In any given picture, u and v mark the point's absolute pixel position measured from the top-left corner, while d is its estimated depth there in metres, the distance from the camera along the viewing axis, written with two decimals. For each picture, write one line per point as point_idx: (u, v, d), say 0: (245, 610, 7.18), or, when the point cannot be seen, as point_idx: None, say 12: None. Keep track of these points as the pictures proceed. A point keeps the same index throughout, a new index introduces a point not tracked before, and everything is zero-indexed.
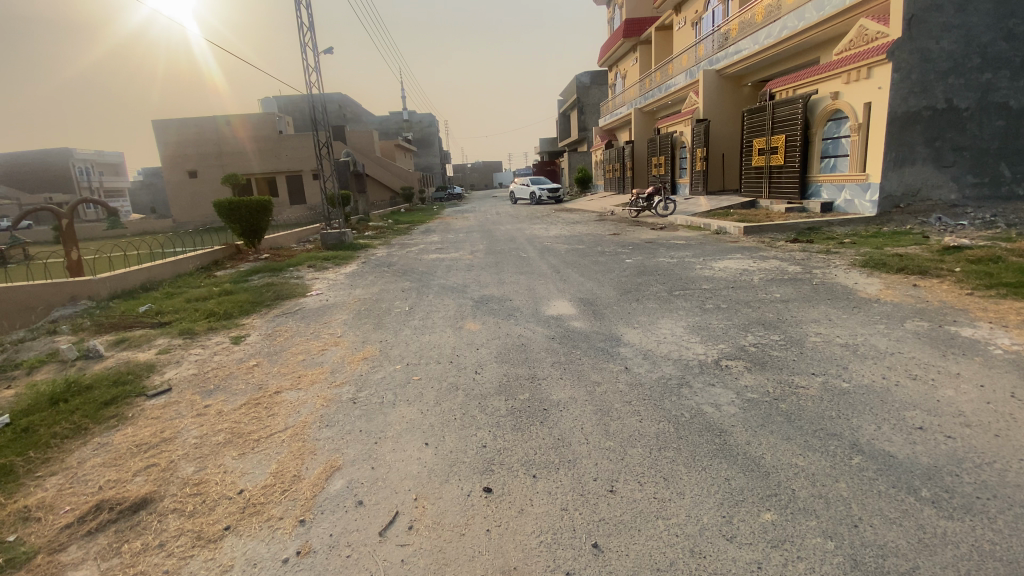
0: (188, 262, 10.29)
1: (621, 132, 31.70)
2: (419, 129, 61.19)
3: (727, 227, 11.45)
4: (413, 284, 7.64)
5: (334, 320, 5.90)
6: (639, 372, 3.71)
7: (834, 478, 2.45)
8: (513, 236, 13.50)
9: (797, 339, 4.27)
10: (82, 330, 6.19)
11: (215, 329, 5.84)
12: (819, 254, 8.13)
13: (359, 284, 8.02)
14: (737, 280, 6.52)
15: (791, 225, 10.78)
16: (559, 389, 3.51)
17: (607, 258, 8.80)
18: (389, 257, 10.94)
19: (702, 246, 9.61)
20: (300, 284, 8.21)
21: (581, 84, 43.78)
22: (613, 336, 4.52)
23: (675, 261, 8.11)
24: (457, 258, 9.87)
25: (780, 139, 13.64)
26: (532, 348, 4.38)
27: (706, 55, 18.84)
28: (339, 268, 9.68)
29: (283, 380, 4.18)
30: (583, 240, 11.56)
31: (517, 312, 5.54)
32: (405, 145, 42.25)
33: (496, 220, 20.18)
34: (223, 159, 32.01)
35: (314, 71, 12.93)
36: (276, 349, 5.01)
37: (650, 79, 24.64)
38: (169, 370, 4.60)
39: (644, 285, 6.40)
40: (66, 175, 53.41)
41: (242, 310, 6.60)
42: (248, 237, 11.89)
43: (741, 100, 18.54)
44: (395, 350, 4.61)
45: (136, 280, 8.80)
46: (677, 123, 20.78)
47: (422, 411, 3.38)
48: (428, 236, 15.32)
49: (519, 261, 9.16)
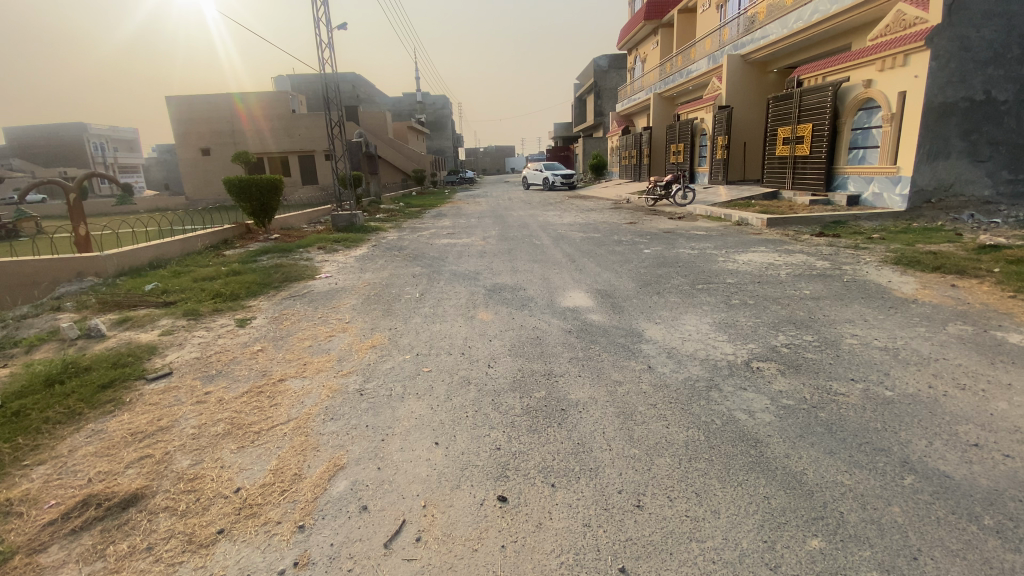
0: (198, 240, 10.16)
1: (639, 119, 31.02)
2: (433, 111, 60.60)
3: (749, 219, 11.08)
4: (424, 269, 7.44)
5: (343, 305, 5.72)
6: (663, 372, 3.47)
7: (885, 501, 2.22)
8: (526, 223, 13.20)
9: (831, 341, 3.99)
10: (87, 307, 6.07)
11: (221, 310, 5.69)
12: (847, 249, 7.78)
13: (369, 268, 7.82)
14: (762, 275, 6.23)
15: (816, 219, 10.39)
16: (577, 388, 3.28)
17: (624, 247, 8.52)
18: (400, 241, 10.73)
19: (722, 238, 9.28)
20: (309, 266, 8.03)
21: (599, 68, 42.81)
22: (634, 331, 4.28)
23: (696, 252, 7.81)
24: (470, 244, 9.64)
25: (807, 128, 13.13)
26: (548, 342, 4.15)
27: (731, 39, 18.19)
28: (349, 251, 9.49)
29: (288, 367, 4.00)
30: (599, 228, 11.26)
31: (532, 303, 5.31)
32: (418, 126, 41.82)
33: (508, 205, 19.86)
34: (236, 138, 31.87)
35: (327, 48, 12.62)
36: (281, 334, 4.83)
37: (671, 63, 23.95)
38: (171, 352, 4.45)
39: (665, 277, 6.13)
40: (81, 151, 53.76)
41: (249, 292, 6.44)
42: (258, 216, 11.72)
43: (765, 87, 17.92)
44: (404, 339, 4.41)
45: (144, 257, 8.68)
46: (698, 110, 20.19)
47: (433, 406, 3.17)
48: (439, 220, 15.07)
49: (533, 248, 8.90)
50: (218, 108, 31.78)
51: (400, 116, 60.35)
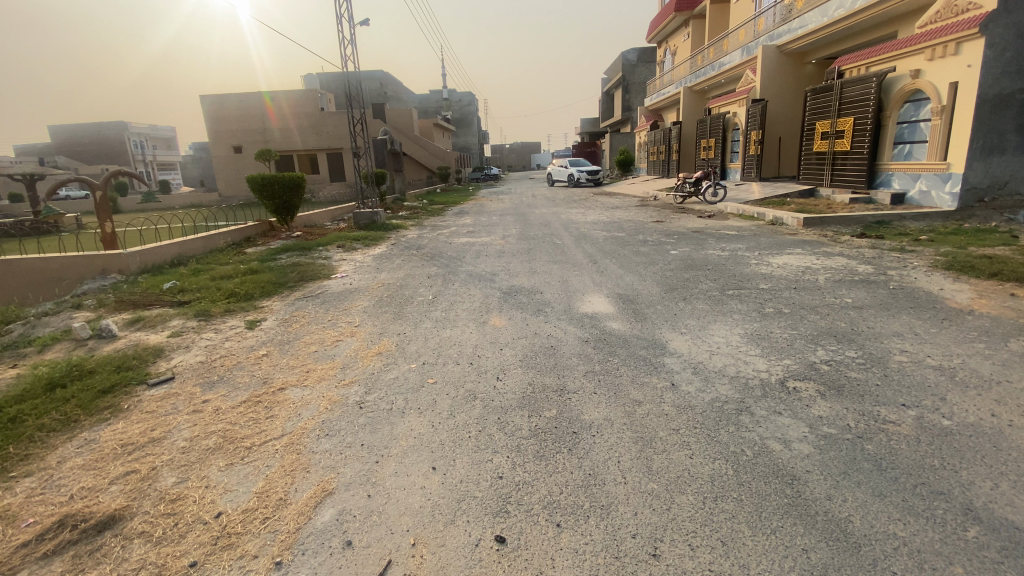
0: (221, 237, 10.22)
1: (668, 113, 30.21)
2: (459, 108, 60.60)
3: (784, 218, 10.52)
4: (440, 270, 7.24)
5: (354, 307, 5.56)
6: (688, 392, 3.16)
7: (947, 559, 1.88)
8: (549, 221, 12.88)
9: (878, 358, 3.59)
10: (105, 306, 6.10)
11: (232, 311, 5.61)
12: (892, 252, 7.24)
13: (385, 267, 7.67)
14: (798, 280, 5.80)
15: (857, 218, 9.77)
16: (591, 408, 3.00)
17: (649, 248, 8.15)
18: (420, 239, 10.58)
19: (755, 239, 8.80)
20: (326, 265, 7.93)
21: (628, 62, 41.92)
22: (656, 342, 3.97)
23: (726, 254, 7.38)
24: (489, 244, 9.40)
25: (848, 122, 12.41)
26: (562, 352, 3.87)
27: (767, 30, 17.42)
28: (367, 249, 9.39)
29: (291, 374, 3.83)
30: (624, 227, 10.87)
31: (548, 308, 5.04)
32: (444, 123, 41.79)
33: (532, 202, 19.55)
34: (266, 136, 32.45)
35: (350, 44, 12.56)
36: (289, 337, 4.69)
37: (703, 56, 23.17)
38: (177, 355, 4.37)
39: (692, 282, 5.77)
40: (122, 149, 55.79)
41: (263, 291, 6.36)
42: (281, 214, 11.75)
43: (802, 79, 17.10)
44: (412, 346, 4.21)
45: (166, 254, 8.75)
46: (731, 104, 19.45)
47: (434, 424, 2.93)
48: (461, 218, 14.89)
49: (553, 248, 8.61)
50: (249, 106, 32.38)
51: (427, 113, 60.52)
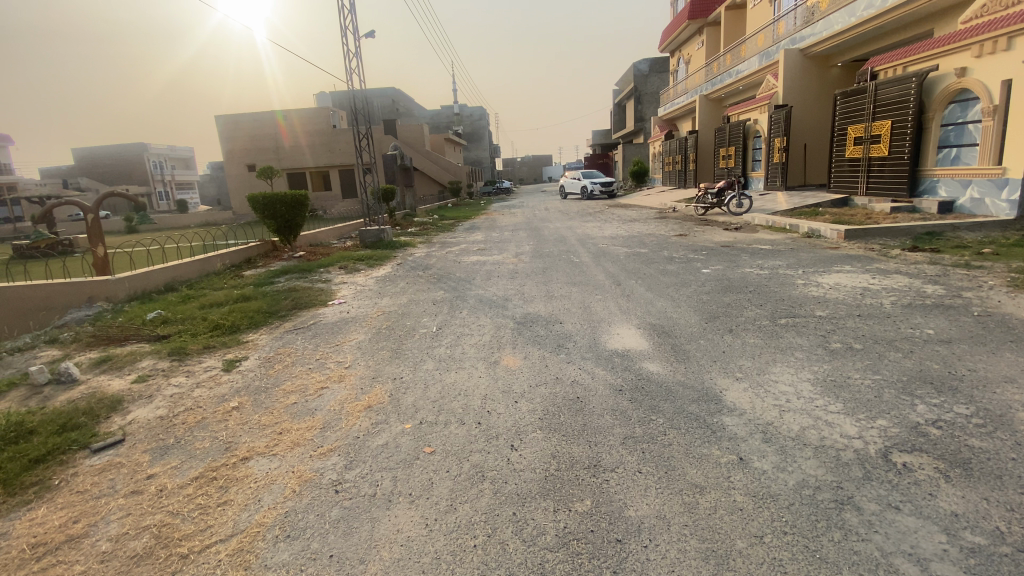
0: (220, 259, 9.70)
1: (683, 122, 29.49)
2: (470, 122, 60.68)
3: (822, 231, 9.66)
4: (447, 294, 6.56)
5: (347, 341, 4.85)
6: (763, 473, 2.40)
7: None
8: (564, 236, 12.18)
9: (1001, 418, 2.79)
10: (77, 342, 5.49)
11: (213, 348, 4.94)
12: (957, 268, 6.40)
13: (388, 291, 7.02)
14: (860, 305, 5.01)
15: (905, 229, 8.89)
16: (640, 500, 2.26)
17: (678, 266, 7.41)
18: (428, 258, 9.94)
19: (795, 254, 8.01)
20: (324, 290, 7.29)
21: (640, 72, 41.35)
22: (707, 393, 3.21)
23: (765, 274, 6.61)
24: (502, 263, 8.70)
25: (885, 126, 11.55)
26: (591, 407, 3.13)
27: (789, 33, 16.69)
28: (371, 270, 8.76)
29: (259, 437, 3.14)
30: (646, 242, 10.13)
31: (570, 343, 4.30)
32: (455, 137, 41.55)
33: (545, 216, 18.89)
34: (280, 154, 32.47)
35: (355, 57, 12.10)
36: (267, 383, 4.01)
37: (719, 63, 22.50)
38: (136, 408, 3.71)
39: (735, 309, 5.00)
40: (140, 169, 56.58)
41: (251, 323, 5.71)
42: (284, 233, 11.21)
43: (827, 83, 16.31)
44: (408, 397, 3.49)
45: (160, 279, 8.22)
46: (752, 111, 18.67)
47: (428, 523, 2.22)
48: (472, 234, 14.28)
49: (571, 267, 7.91)
50: (262, 124, 32.40)
51: (438, 129, 60.71)
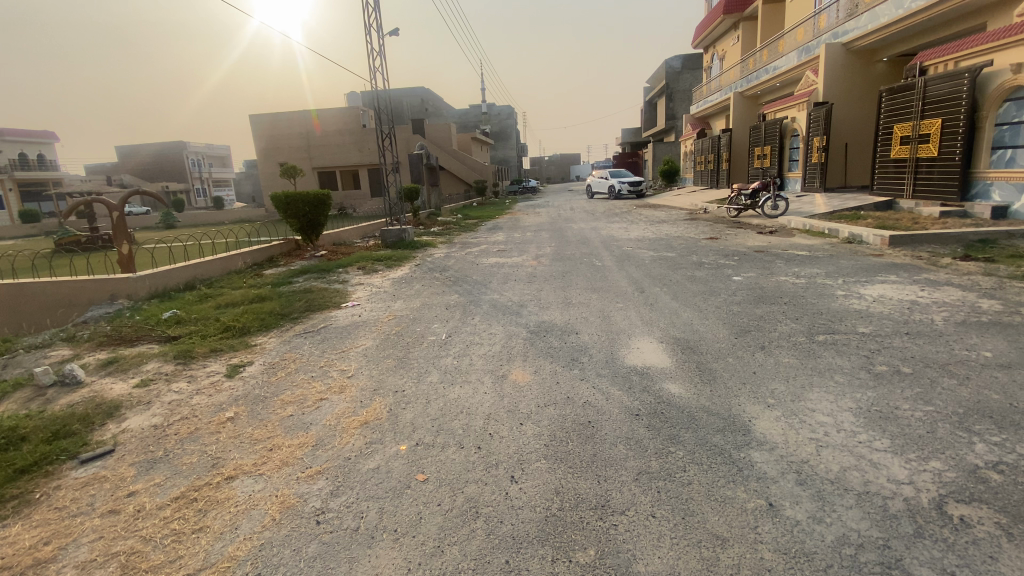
0: (243, 257, 9.73)
1: (716, 121, 28.61)
2: (498, 121, 60.58)
3: (865, 236, 9.06)
4: (462, 298, 6.34)
5: (354, 348, 4.67)
6: (796, 524, 2.08)
7: None
8: (588, 238, 11.83)
9: None
10: (91, 341, 5.49)
11: (220, 351, 4.84)
12: (1018, 280, 5.82)
13: (403, 294, 6.85)
14: (908, 321, 4.56)
15: (956, 236, 8.24)
16: (652, 552, 1.97)
17: (706, 273, 7.02)
18: (448, 259, 9.77)
19: (834, 261, 7.50)
20: (339, 291, 7.16)
21: (672, 69, 40.36)
22: (734, 423, 2.89)
23: (801, 284, 6.16)
24: (521, 266, 8.44)
25: (934, 124, 10.76)
26: (604, 434, 2.85)
27: (830, 26, 15.87)
28: (388, 271, 8.63)
29: (249, 453, 2.97)
30: (673, 245, 9.71)
31: (585, 357, 4.01)
32: (483, 136, 41.48)
33: (571, 216, 18.52)
34: (311, 152, 32.99)
35: (379, 55, 12.02)
36: (266, 391, 3.86)
37: (754, 59, 21.68)
38: (132, 415, 3.61)
39: (767, 324, 4.63)
40: (180, 167, 58.55)
41: (262, 325, 5.60)
42: (306, 232, 11.21)
43: (872, 79, 15.45)
44: (408, 413, 3.26)
45: (182, 277, 8.26)
46: (789, 108, 17.88)
47: (410, 568, 1.99)
48: (495, 234, 14.07)
49: (593, 271, 7.59)
50: (293, 123, 32.95)
51: (467, 128, 60.82)
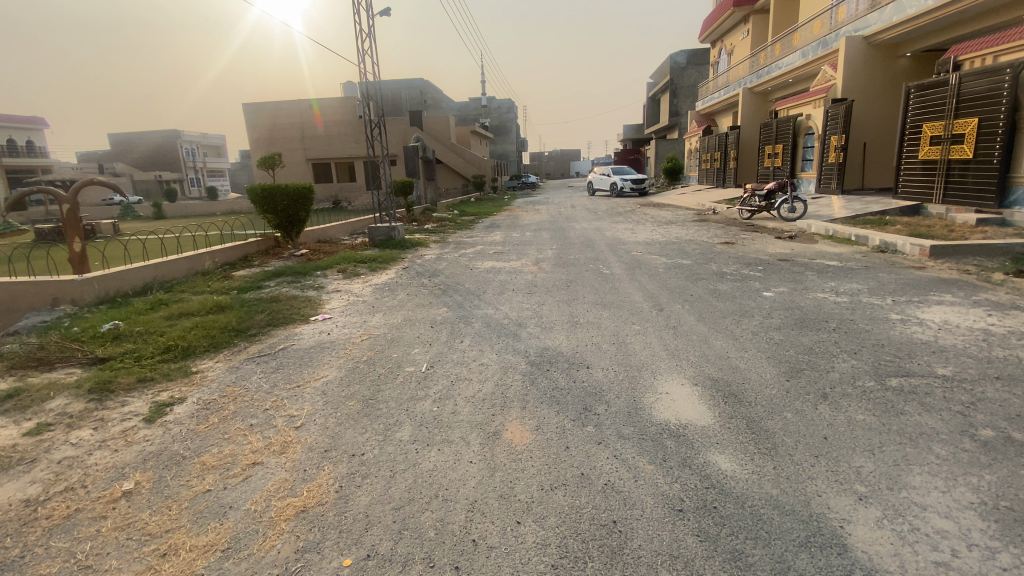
0: (213, 257, 8.78)
1: (723, 117, 27.74)
2: (498, 115, 59.71)
3: (900, 245, 8.20)
4: (450, 313, 5.44)
5: (312, 382, 3.77)
6: None
7: None
8: (592, 240, 10.95)
9: None
10: (4, 361, 4.57)
11: (149, 382, 3.95)
12: None
13: (383, 305, 5.96)
14: (993, 359, 3.70)
15: (1005, 247, 7.38)
16: None
17: (730, 286, 6.16)
18: (439, 261, 8.89)
19: (872, 275, 6.64)
20: (311, 300, 6.25)
21: (676, 64, 39.38)
22: (821, 535, 2.02)
23: (844, 304, 5.29)
24: (520, 273, 7.55)
25: (969, 124, 9.91)
26: (636, 550, 1.97)
27: (850, 18, 14.97)
28: (371, 275, 7.75)
29: (132, 563, 2.10)
30: (686, 251, 8.86)
31: (600, 405, 3.14)
32: (482, 130, 40.45)
33: (573, 215, 17.62)
34: (305, 143, 31.96)
35: (369, 36, 11.09)
36: (189, 449, 2.97)
37: (766, 53, 20.77)
38: (2, 482, 2.72)
39: (821, 361, 3.76)
40: (173, 156, 57.43)
41: (211, 346, 4.70)
42: (286, 229, 10.26)
43: (894, 75, 14.56)
44: (361, 496, 2.39)
45: (140, 278, 7.33)
46: (805, 105, 16.99)
47: None
48: (492, 233, 13.18)
49: (601, 280, 6.73)
50: (288, 113, 31.84)
51: (466, 121, 59.74)
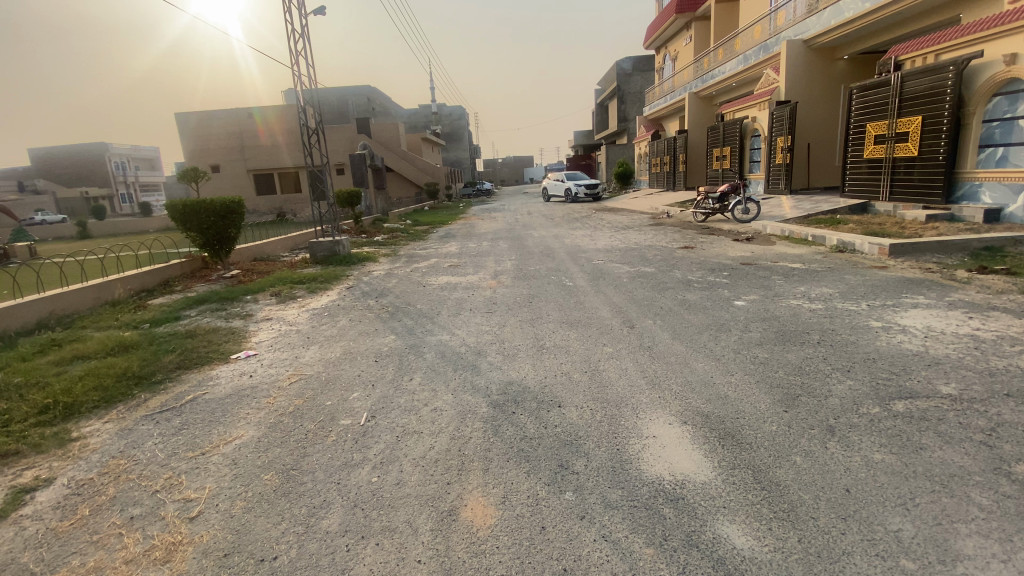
0: (127, 284, 7.69)
1: (670, 121, 28.20)
2: (449, 123, 59.07)
3: (858, 244, 8.15)
4: (398, 342, 4.77)
5: (221, 448, 3.04)
6: None
7: None
8: (551, 248, 10.50)
9: None
10: None
11: (7, 458, 3.09)
12: None
13: (321, 334, 5.23)
14: (993, 372, 3.42)
15: (960, 243, 7.41)
16: None
17: (702, 295, 5.79)
18: (388, 278, 8.15)
19: (839, 277, 6.46)
20: (236, 333, 5.42)
21: (623, 70, 39.95)
22: None
23: (821, 311, 4.99)
24: (477, 289, 6.95)
25: (913, 122, 10.13)
26: None
27: (790, 23, 15.32)
28: (310, 298, 6.95)
29: None
30: (649, 258, 8.52)
31: (579, 460, 2.58)
32: (434, 138, 39.61)
33: (529, 222, 17.16)
34: (245, 154, 30.18)
35: (301, 36, 10.22)
36: (37, 565, 2.20)
37: (709, 58, 21.13)
38: None
39: (816, 384, 3.36)
40: (101, 170, 53.47)
41: (106, 400, 3.85)
42: (214, 248, 9.24)
43: (833, 78, 15.00)
44: None
45: (33, 315, 6.20)
46: (750, 107, 17.28)
47: None
48: (446, 245, 12.52)
49: (565, 294, 6.24)
50: (226, 122, 29.97)
51: (417, 129, 58.70)
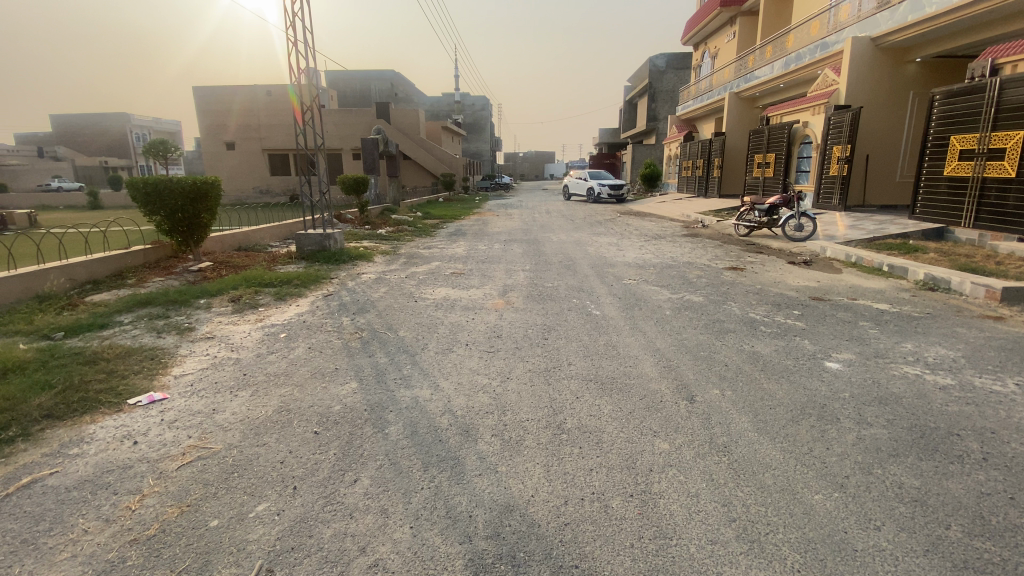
0: (69, 273, 6.40)
1: (705, 122, 26.39)
2: (472, 113, 57.78)
3: (954, 282, 6.59)
4: (357, 396, 3.40)
5: None
6: None
7: None
8: (571, 258, 9.06)
9: None
10: None
11: None
12: None
13: (264, 370, 3.91)
14: None
15: None
16: None
17: (776, 347, 4.33)
18: (376, 286, 6.82)
19: (949, 330, 4.95)
20: (158, 357, 4.11)
21: (656, 68, 37.99)
22: None
23: (957, 392, 3.50)
24: (479, 310, 5.56)
25: (1013, 137, 8.53)
26: None
27: (855, 19, 13.61)
28: (274, 307, 5.64)
29: None
30: (691, 281, 7.06)
31: None
32: (455, 127, 38.21)
33: (549, 223, 15.73)
34: (262, 131, 29.05)
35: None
36: None
37: (756, 56, 19.35)
38: None
39: None
40: (121, 142, 53.22)
41: None
42: (183, 236, 7.91)
43: (902, 83, 13.28)
44: None
45: None
46: (801, 111, 15.57)
47: None
48: (453, 244, 11.14)
49: (590, 329, 4.84)
50: (244, 97, 28.86)
51: (438, 116, 57.29)
